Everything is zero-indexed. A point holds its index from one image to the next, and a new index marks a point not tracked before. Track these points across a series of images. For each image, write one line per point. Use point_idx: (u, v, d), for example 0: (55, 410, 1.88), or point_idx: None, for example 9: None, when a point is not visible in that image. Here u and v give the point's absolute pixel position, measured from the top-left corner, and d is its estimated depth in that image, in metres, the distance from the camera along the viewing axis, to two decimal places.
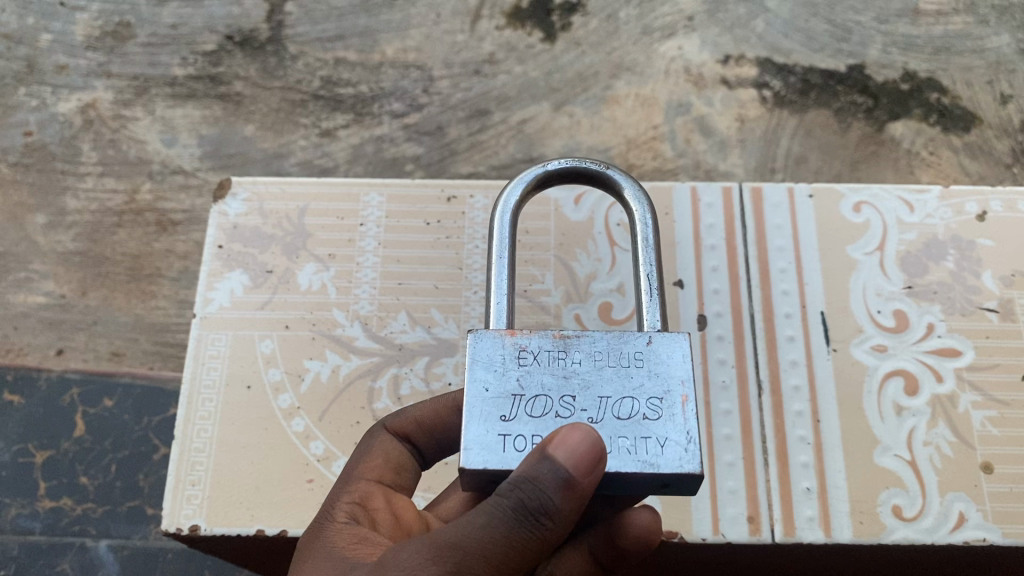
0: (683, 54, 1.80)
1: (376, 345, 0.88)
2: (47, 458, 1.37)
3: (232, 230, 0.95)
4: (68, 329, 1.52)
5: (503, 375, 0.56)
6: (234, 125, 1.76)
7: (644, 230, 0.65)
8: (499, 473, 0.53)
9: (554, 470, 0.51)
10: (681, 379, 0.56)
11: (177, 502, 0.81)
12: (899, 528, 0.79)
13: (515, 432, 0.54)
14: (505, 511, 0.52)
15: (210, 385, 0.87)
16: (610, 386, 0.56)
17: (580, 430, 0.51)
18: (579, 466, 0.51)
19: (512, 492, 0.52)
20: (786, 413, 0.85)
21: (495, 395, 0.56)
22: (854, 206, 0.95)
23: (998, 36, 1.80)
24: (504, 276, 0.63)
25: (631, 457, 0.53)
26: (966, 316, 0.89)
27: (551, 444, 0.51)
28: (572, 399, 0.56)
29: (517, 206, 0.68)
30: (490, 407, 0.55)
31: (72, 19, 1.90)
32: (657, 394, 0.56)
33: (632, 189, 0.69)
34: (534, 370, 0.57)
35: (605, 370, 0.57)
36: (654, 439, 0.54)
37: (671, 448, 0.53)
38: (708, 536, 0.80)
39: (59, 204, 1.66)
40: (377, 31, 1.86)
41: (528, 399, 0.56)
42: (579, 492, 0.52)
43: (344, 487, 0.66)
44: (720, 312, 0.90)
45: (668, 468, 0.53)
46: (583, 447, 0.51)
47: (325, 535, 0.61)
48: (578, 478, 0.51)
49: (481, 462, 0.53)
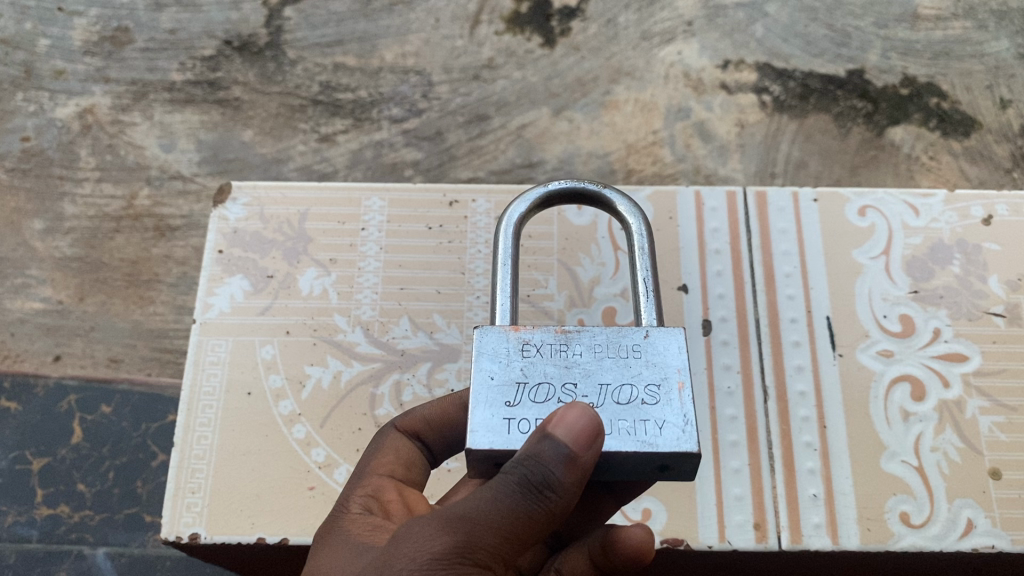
0: (683, 59, 1.79)
1: (378, 351, 0.87)
2: (43, 466, 1.36)
3: (233, 235, 0.94)
4: (65, 335, 1.51)
5: (507, 365, 0.56)
6: (232, 131, 1.75)
7: (639, 239, 0.65)
8: (505, 456, 0.53)
9: (554, 448, 0.49)
10: (677, 367, 0.56)
11: (177, 511, 0.80)
12: (907, 534, 0.78)
13: (520, 416, 0.54)
14: (510, 486, 0.50)
15: (210, 392, 0.86)
16: (610, 374, 0.56)
17: (578, 409, 0.50)
18: (579, 442, 0.50)
19: (515, 469, 0.50)
20: (792, 418, 0.85)
21: (500, 382, 0.55)
22: (859, 210, 0.95)
23: (998, 41, 1.79)
24: (508, 279, 0.62)
25: (630, 437, 0.52)
26: (973, 321, 0.88)
27: (549, 423, 0.50)
28: (573, 386, 0.55)
29: (521, 220, 0.67)
30: (495, 394, 0.54)
31: (70, 25, 1.90)
32: (655, 381, 0.55)
33: (626, 204, 0.68)
34: (537, 360, 0.56)
35: (605, 360, 0.56)
36: (652, 421, 0.53)
37: (669, 428, 0.52)
38: (714, 543, 0.79)
39: (57, 210, 1.65)
40: (375, 36, 1.86)
41: (531, 388, 0.55)
42: (582, 468, 0.50)
43: (356, 481, 0.66)
44: (726, 316, 0.89)
45: (665, 447, 0.52)
46: (581, 424, 0.50)
47: (340, 525, 0.61)
48: (579, 453, 0.50)
49: (486, 443, 0.52)
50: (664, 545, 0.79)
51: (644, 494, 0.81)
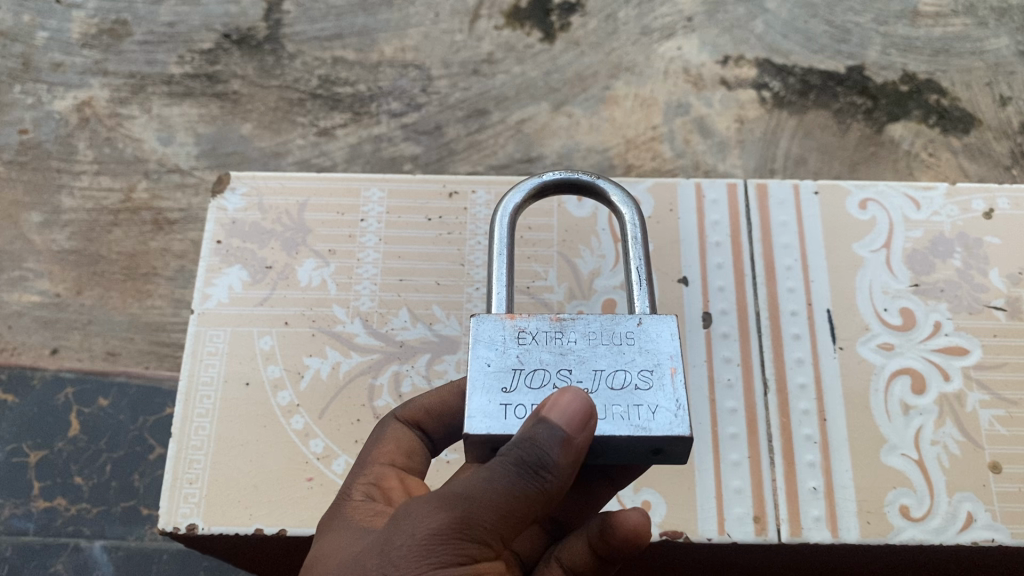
0: (682, 54, 1.79)
1: (377, 342, 0.87)
2: (40, 458, 1.37)
3: (231, 225, 0.94)
4: (62, 328, 1.51)
5: (503, 352, 0.56)
6: (231, 124, 1.75)
7: (632, 228, 0.65)
8: (502, 440, 0.52)
9: (549, 432, 0.49)
10: (670, 354, 0.55)
11: (174, 502, 0.80)
12: (907, 528, 0.78)
13: (516, 401, 0.53)
14: (506, 467, 0.50)
15: (208, 382, 0.86)
16: (604, 360, 0.55)
17: (572, 392, 0.50)
18: (573, 424, 0.49)
19: (511, 450, 0.50)
20: (792, 412, 0.84)
21: (496, 369, 0.55)
22: (860, 203, 0.94)
23: (997, 38, 1.79)
24: (503, 267, 0.63)
25: (624, 421, 0.52)
26: (974, 314, 0.88)
27: (543, 408, 0.50)
28: (568, 372, 0.55)
29: (517, 211, 0.67)
30: (491, 379, 0.54)
31: (67, 17, 1.89)
32: (648, 367, 0.55)
33: (619, 194, 0.68)
34: (533, 349, 0.56)
35: (599, 348, 0.56)
36: (645, 406, 0.53)
37: (662, 413, 0.52)
38: (714, 536, 0.79)
39: (54, 203, 1.65)
40: (374, 30, 1.85)
41: (527, 373, 0.55)
42: (577, 450, 0.50)
43: (358, 470, 0.65)
44: (726, 309, 0.89)
45: (658, 431, 0.51)
46: (575, 408, 0.50)
47: (343, 513, 0.61)
48: (573, 435, 0.49)
49: (484, 428, 0.52)
50: (663, 538, 0.79)
51: (642, 485, 0.81)
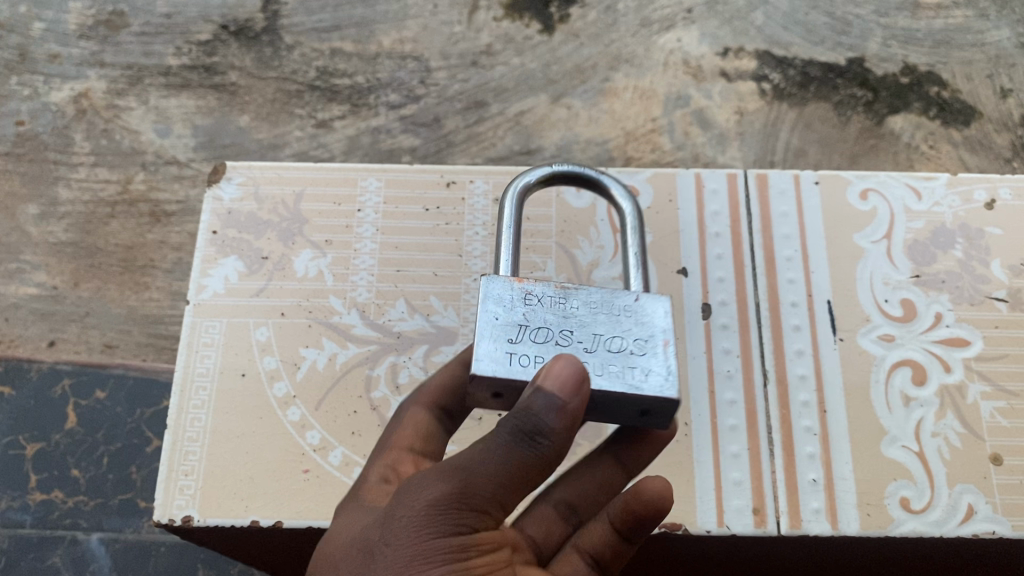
0: (682, 46, 1.78)
1: (374, 334, 0.86)
2: (37, 451, 1.37)
3: (227, 215, 0.93)
4: (59, 321, 1.52)
5: (509, 309, 0.56)
6: (229, 116, 1.74)
7: (630, 221, 0.66)
8: (504, 386, 0.53)
9: (542, 400, 0.49)
10: (664, 328, 0.57)
11: (169, 494, 0.80)
12: (908, 520, 0.78)
13: (520, 353, 0.54)
14: (501, 436, 0.51)
15: (204, 373, 0.85)
16: (603, 327, 0.56)
17: (565, 359, 0.51)
18: (565, 391, 0.50)
19: (507, 419, 0.51)
20: (792, 403, 0.84)
21: (502, 322, 0.55)
22: (860, 194, 0.94)
23: (998, 30, 1.78)
24: (506, 252, 0.62)
25: (619, 381, 0.53)
26: (975, 305, 0.88)
27: (538, 375, 0.50)
28: (569, 333, 0.56)
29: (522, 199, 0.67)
30: (497, 330, 0.55)
31: (64, 9, 1.88)
32: (643, 337, 0.56)
33: (620, 190, 0.69)
34: (538, 309, 0.56)
35: (598, 316, 0.57)
36: (639, 370, 0.54)
37: (655, 377, 0.53)
38: (713, 528, 0.78)
39: (51, 194, 1.64)
40: (373, 21, 1.84)
41: (532, 330, 0.55)
42: (572, 417, 0.50)
43: (377, 454, 0.67)
44: (725, 300, 0.88)
45: (650, 392, 0.53)
46: (567, 373, 0.50)
47: (361, 493, 0.63)
48: (567, 402, 0.50)
49: (489, 371, 0.53)
50: (662, 530, 0.78)
51: (640, 477, 0.80)
